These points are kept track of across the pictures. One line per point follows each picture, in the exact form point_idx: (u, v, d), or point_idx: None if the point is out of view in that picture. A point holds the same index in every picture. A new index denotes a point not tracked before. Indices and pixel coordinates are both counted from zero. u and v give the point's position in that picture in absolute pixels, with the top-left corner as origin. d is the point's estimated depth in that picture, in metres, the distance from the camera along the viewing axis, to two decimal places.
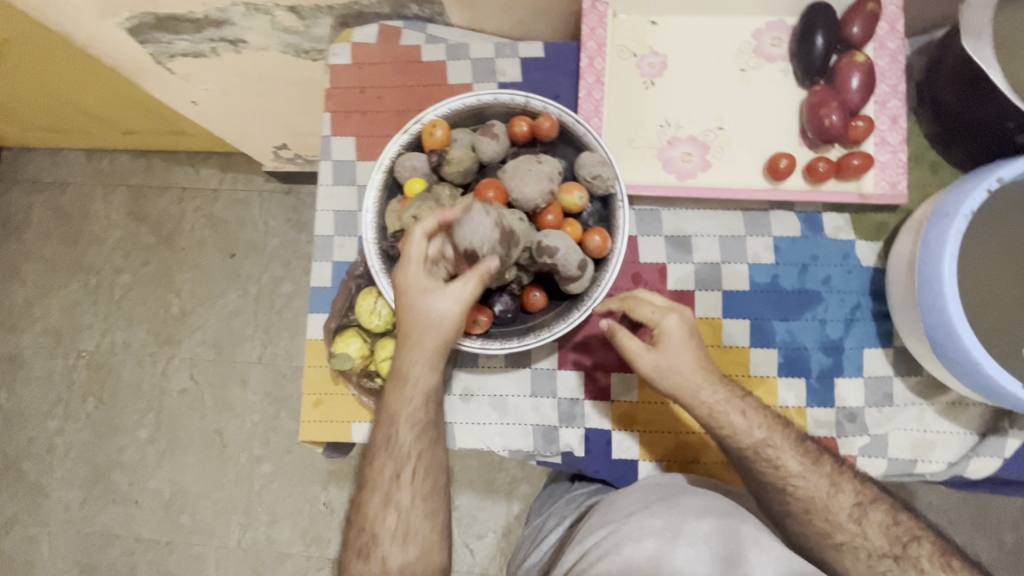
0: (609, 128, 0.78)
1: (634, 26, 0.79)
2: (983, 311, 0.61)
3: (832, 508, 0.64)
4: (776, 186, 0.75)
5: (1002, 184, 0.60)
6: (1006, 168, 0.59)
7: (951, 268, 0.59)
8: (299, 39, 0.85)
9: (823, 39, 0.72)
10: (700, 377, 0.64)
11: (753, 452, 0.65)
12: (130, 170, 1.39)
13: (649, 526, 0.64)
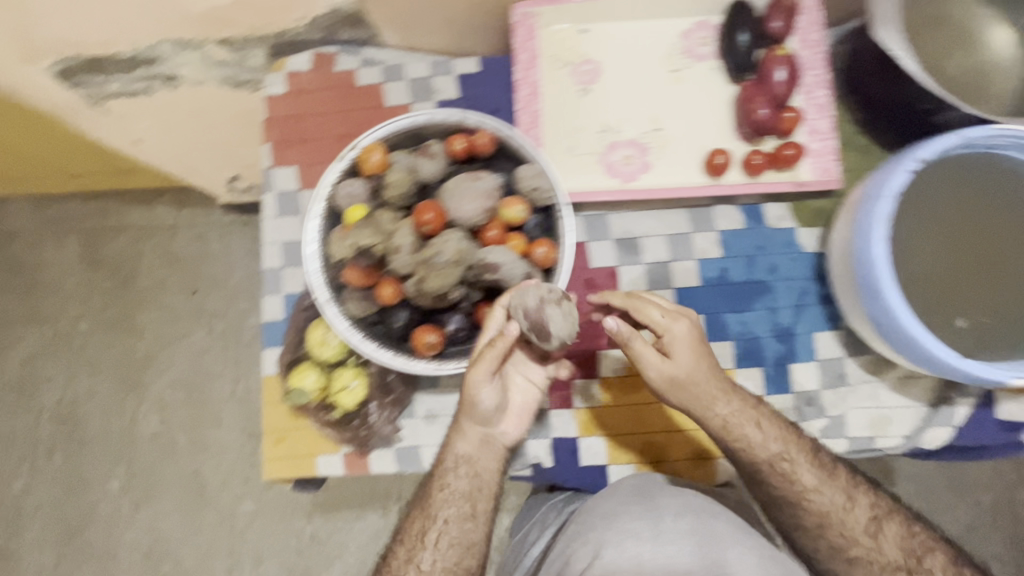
0: (549, 137, 0.78)
1: (566, 36, 0.80)
2: (918, 287, 0.63)
3: (848, 523, 0.66)
4: (716, 181, 0.76)
5: (923, 163, 0.62)
6: (925, 147, 0.61)
7: (882, 249, 0.61)
8: (234, 71, 0.84)
9: (745, 36, 0.75)
10: (714, 390, 0.65)
11: (769, 465, 0.66)
12: (81, 215, 1.33)
13: (629, 528, 0.65)
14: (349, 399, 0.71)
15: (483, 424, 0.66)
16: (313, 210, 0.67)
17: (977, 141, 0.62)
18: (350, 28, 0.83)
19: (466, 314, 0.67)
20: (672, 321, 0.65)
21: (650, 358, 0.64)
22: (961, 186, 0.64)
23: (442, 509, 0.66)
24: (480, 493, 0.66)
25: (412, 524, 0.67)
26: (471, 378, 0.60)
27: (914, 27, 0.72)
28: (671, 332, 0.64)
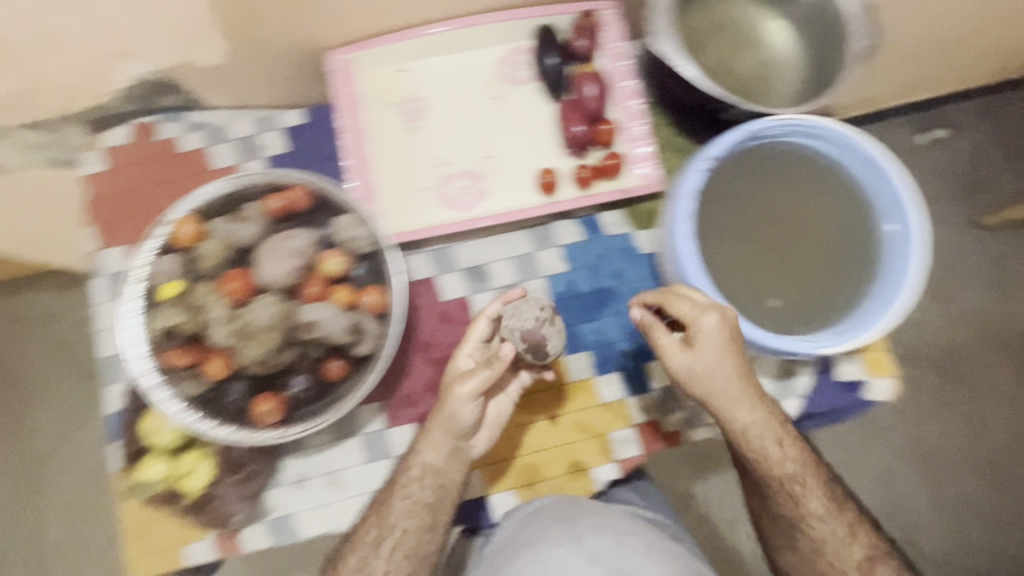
0: (384, 180, 0.79)
1: (387, 77, 0.81)
2: (728, 276, 0.68)
3: (842, 555, 0.63)
4: (551, 198, 0.78)
5: (713, 161, 0.66)
6: (712, 146, 0.65)
7: (688, 247, 0.64)
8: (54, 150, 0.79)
9: (552, 59, 0.78)
10: (736, 392, 0.60)
11: (781, 484, 0.63)
12: None
13: (566, 551, 0.59)
14: (195, 484, 0.68)
15: (458, 436, 0.63)
16: (128, 292, 0.64)
17: (761, 133, 0.67)
18: (166, 95, 0.80)
19: (310, 374, 0.65)
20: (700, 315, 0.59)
21: (675, 353, 0.59)
22: (759, 174, 0.69)
23: (399, 516, 0.62)
24: (444, 504, 0.63)
25: (366, 531, 0.63)
26: (451, 398, 0.61)
27: (701, 35, 0.78)
28: (699, 328, 0.58)
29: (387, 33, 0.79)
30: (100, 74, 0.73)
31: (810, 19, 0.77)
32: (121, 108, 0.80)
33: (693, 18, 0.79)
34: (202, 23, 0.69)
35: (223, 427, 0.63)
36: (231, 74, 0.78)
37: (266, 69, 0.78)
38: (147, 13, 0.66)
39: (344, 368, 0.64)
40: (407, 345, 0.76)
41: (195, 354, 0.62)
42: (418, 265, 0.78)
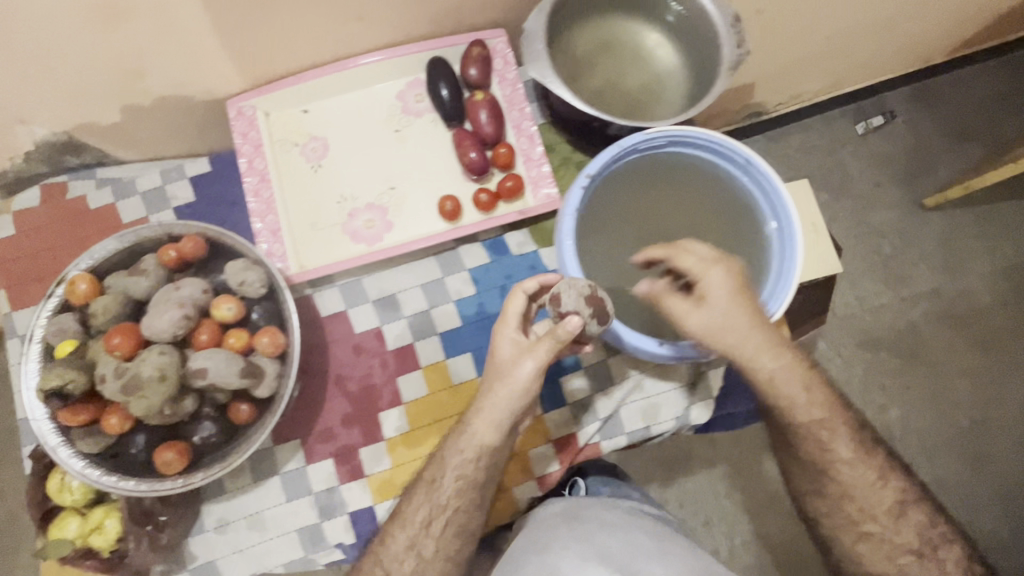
0: (290, 220, 0.80)
1: (288, 119, 0.83)
2: (621, 288, 0.70)
3: (875, 501, 0.67)
4: (455, 225, 0.80)
5: (593, 179, 0.68)
6: (590, 165, 0.67)
7: (574, 265, 0.66)
8: None
9: (446, 89, 0.80)
10: (757, 338, 0.62)
11: (811, 430, 0.66)
12: None
13: (610, 542, 0.69)
14: (104, 540, 0.66)
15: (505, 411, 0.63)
16: (28, 352, 0.64)
17: (638, 145, 0.69)
18: (73, 154, 0.81)
19: (215, 419, 0.66)
20: (708, 269, 0.61)
21: (691, 312, 0.61)
22: (644, 183, 0.72)
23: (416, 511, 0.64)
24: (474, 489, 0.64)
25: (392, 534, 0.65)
26: (500, 348, 0.63)
27: (589, 55, 0.80)
28: (709, 282, 0.60)
29: (283, 76, 0.80)
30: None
31: (691, 23, 0.77)
32: (28, 170, 0.81)
33: (580, 38, 0.80)
34: (94, 83, 0.70)
35: (127, 480, 0.63)
36: (136, 127, 0.80)
37: (171, 120, 0.80)
38: (34, 79, 0.67)
39: (251, 411, 0.66)
40: (324, 380, 0.77)
41: (89, 411, 0.61)
42: (328, 300, 0.79)
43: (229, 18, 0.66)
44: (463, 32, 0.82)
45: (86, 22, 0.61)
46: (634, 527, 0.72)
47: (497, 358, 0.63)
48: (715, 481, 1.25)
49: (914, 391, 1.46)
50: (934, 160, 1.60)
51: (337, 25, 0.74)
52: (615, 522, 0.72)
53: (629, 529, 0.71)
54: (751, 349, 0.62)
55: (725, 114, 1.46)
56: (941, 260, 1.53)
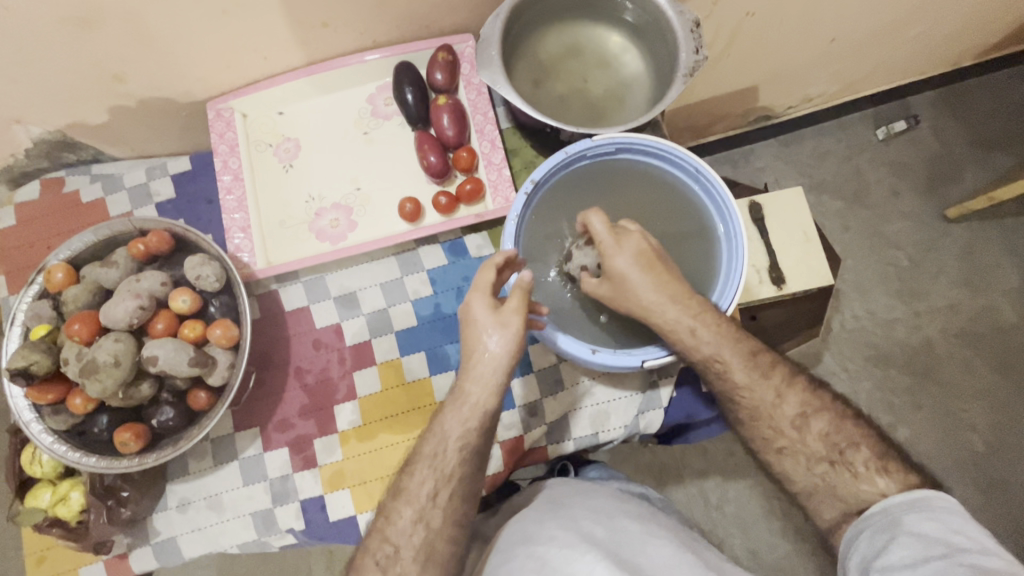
0: (260, 218, 0.84)
1: (265, 121, 0.86)
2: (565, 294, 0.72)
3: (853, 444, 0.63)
4: (415, 226, 0.82)
5: (539, 184, 0.71)
6: (535, 171, 0.71)
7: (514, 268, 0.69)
8: None
9: (412, 92, 0.81)
10: (662, 296, 0.65)
11: (705, 365, 0.66)
12: None
13: (596, 530, 0.64)
14: (69, 510, 0.72)
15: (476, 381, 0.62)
16: (9, 334, 0.70)
17: (586, 151, 0.71)
18: (70, 151, 0.88)
19: (172, 404, 0.69)
20: (612, 248, 0.65)
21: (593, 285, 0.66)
22: (596, 189, 0.74)
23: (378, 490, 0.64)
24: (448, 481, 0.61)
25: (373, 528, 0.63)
26: (475, 333, 0.61)
27: (554, 61, 0.80)
28: (612, 256, 0.65)
29: (259, 80, 0.84)
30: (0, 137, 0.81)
31: (651, 26, 0.77)
32: (30, 166, 0.87)
33: (545, 43, 0.80)
34: (77, 85, 0.75)
35: (89, 456, 0.68)
36: (123, 127, 0.85)
37: (156, 120, 0.85)
38: (23, 83, 0.73)
39: (208, 399, 0.69)
40: (283, 372, 0.80)
41: (56, 391, 0.67)
42: (291, 295, 0.82)
43: (196, 23, 0.70)
44: (431, 37, 0.84)
45: (62, 29, 0.66)
46: (619, 514, 0.68)
47: (472, 341, 0.62)
48: (696, 492, 1.23)
49: (927, 411, 1.37)
50: (960, 168, 1.51)
51: (302, 30, 0.76)
52: (599, 508, 0.68)
53: (614, 516, 0.67)
54: (653, 300, 0.65)
55: (729, 118, 1.39)
56: (963, 274, 1.45)
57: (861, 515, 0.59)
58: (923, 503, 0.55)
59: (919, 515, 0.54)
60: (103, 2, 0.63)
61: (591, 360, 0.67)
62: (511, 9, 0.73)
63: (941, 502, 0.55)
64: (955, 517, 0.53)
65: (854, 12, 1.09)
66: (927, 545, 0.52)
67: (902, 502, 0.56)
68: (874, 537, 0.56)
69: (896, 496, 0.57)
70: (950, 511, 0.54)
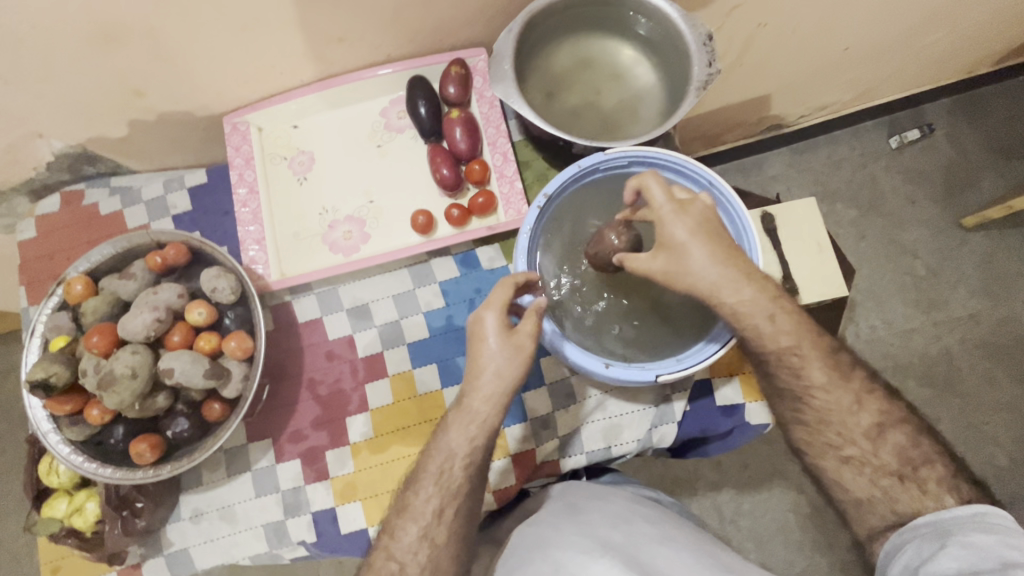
0: (275, 230, 0.84)
1: (279, 134, 0.87)
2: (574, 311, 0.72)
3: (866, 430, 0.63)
4: (428, 238, 0.82)
5: (551, 199, 0.71)
6: (547, 185, 0.70)
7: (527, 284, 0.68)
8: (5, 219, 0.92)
9: (425, 106, 0.82)
10: (723, 274, 0.60)
11: (777, 355, 0.63)
12: None
13: (611, 536, 0.63)
14: (85, 521, 0.73)
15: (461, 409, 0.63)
16: (28, 345, 0.71)
17: (599, 165, 0.71)
18: (90, 164, 0.89)
19: (186, 416, 0.70)
20: (668, 215, 0.61)
21: (644, 261, 0.62)
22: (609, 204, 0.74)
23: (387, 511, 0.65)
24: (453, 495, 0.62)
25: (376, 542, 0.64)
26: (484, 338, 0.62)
27: (567, 74, 0.81)
28: (667, 227, 0.61)
29: (275, 95, 0.85)
30: (23, 151, 0.82)
31: (663, 39, 0.77)
32: (51, 179, 0.89)
33: (558, 56, 0.80)
34: (99, 101, 0.77)
35: (105, 467, 0.68)
36: (142, 141, 0.87)
37: (174, 134, 0.87)
38: (48, 99, 0.74)
39: (222, 410, 0.70)
40: (296, 383, 0.80)
41: (73, 402, 0.67)
42: (305, 307, 0.83)
43: (215, 39, 0.71)
44: (445, 51, 0.85)
45: (87, 45, 0.67)
46: (636, 518, 0.67)
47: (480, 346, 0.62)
48: (710, 505, 1.21)
49: (946, 423, 1.35)
50: (978, 176, 1.49)
51: (317, 45, 0.77)
52: (615, 513, 0.67)
53: (631, 521, 0.66)
54: (717, 278, 0.60)
55: (741, 127, 1.39)
56: (982, 283, 1.42)
57: (908, 523, 0.57)
58: (977, 518, 0.54)
59: (972, 529, 0.53)
60: (126, 21, 0.65)
61: (606, 374, 0.66)
62: (524, 24, 0.73)
63: (997, 516, 0.53)
64: (1012, 532, 0.52)
65: (868, 20, 1.08)
66: (982, 560, 0.50)
67: (960, 516, 0.54)
68: (922, 545, 0.55)
69: (949, 509, 0.55)
70: (1006, 527, 0.52)
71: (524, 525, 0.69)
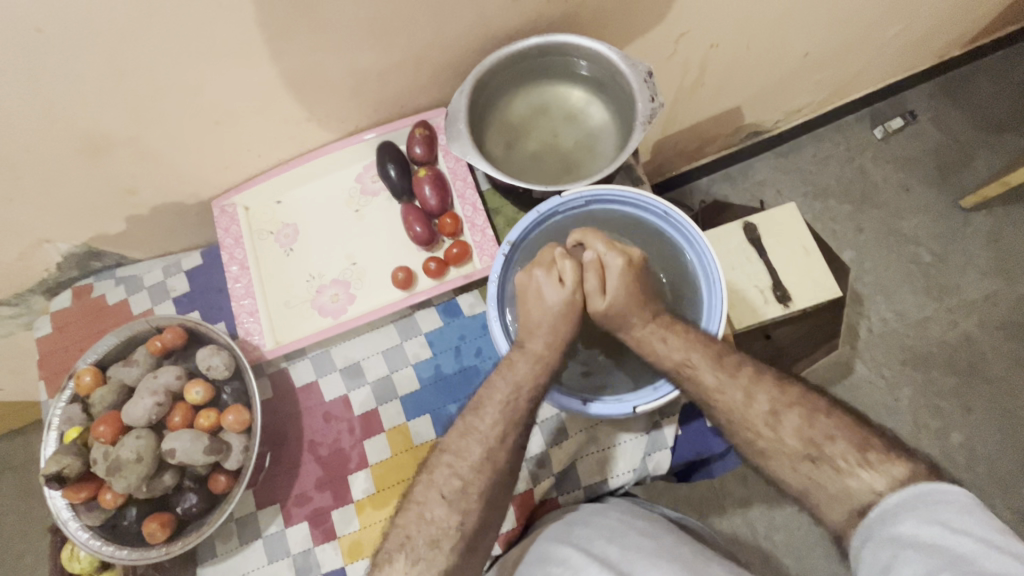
0: (267, 301, 0.89)
1: (264, 211, 0.92)
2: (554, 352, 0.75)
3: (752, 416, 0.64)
4: (411, 292, 0.86)
5: (515, 245, 0.74)
6: (510, 233, 0.74)
7: (499, 327, 0.72)
8: (29, 316, 1.00)
9: (394, 168, 0.86)
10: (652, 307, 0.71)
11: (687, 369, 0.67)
12: (10, 453, 1.29)
13: (607, 551, 0.62)
14: None
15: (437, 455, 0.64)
16: (46, 438, 0.75)
17: (558, 207, 0.75)
18: (96, 259, 0.96)
19: (195, 491, 0.73)
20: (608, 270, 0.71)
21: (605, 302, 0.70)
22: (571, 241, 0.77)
23: None
24: None
25: None
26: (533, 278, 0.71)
27: (524, 122, 0.85)
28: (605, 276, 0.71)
29: (255, 175, 0.90)
30: (34, 257, 0.89)
31: (608, 79, 0.81)
32: (63, 277, 0.96)
33: (514, 106, 0.84)
34: (95, 203, 0.83)
35: (121, 549, 0.71)
36: (140, 232, 0.93)
37: (168, 222, 0.93)
38: (49, 207, 0.81)
39: (227, 482, 0.73)
40: (298, 447, 0.83)
41: (88, 489, 0.71)
42: (301, 372, 0.87)
43: (192, 135, 0.77)
44: (409, 114, 0.89)
45: (77, 158, 0.74)
46: (634, 531, 0.65)
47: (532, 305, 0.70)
48: (741, 523, 1.18)
49: (977, 411, 1.29)
50: (969, 156, 1.48)
51: (288, 127, 0.83)
52: (611, 527, 0.66)
53: (628, 534, 0.64)
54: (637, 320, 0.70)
55: (718, 139, 1.38)
56: (991, 263, 1.39)
57: (859, 523, 0.55)
58: (921, 504, 0.52)
59: (918, 520, 0.51)
60: (110, 130, 0.72)
61: (584, 411, 0.69)
62: (473, 84, 0.77)
63: (940, 496, 0.52)
64: (958, 514, 0.50)
65: (827, 29, 1.09)
66: (932, 557, 0.48)
67: (899, 503, 0.53)
68: (877, 552, 0.52)
69: (894, 497, 0.54)
70: (952, 509, 0.50)
71: (525, 551, 0.69)
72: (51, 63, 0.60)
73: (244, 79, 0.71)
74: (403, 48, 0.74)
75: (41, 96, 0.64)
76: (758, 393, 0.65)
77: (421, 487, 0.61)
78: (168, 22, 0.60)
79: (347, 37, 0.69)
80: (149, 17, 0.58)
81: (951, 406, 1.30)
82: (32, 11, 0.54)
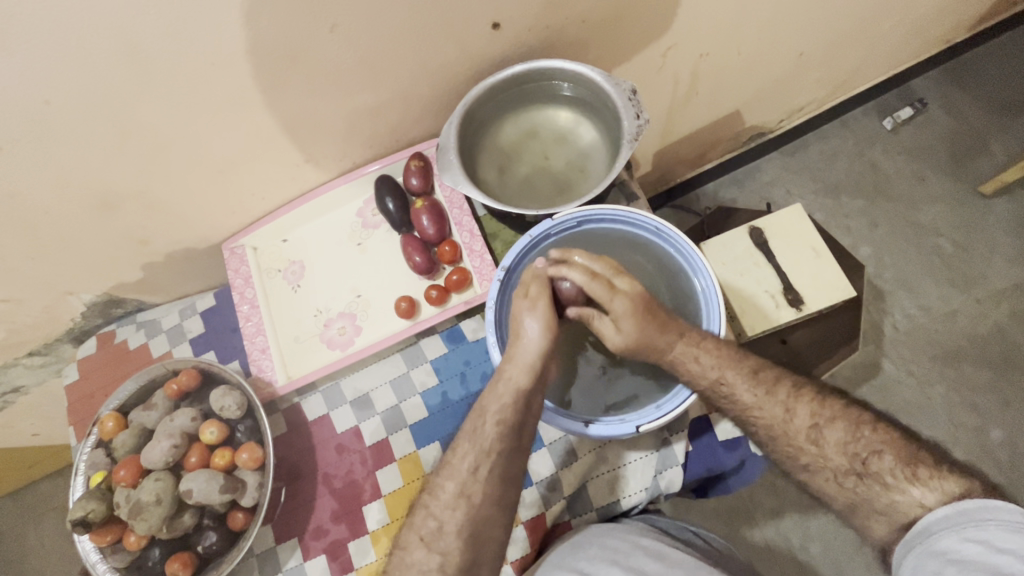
0: (278, 338, 0.91)
1: (271, 249, 0.95)
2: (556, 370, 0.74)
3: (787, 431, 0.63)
4: (415, 320, 0.88)
5: (510, 270, 0.76)
6: (505, 258, 0.76)
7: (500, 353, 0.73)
8: (57, 363, 1.04)
9: (392, 201, 0.89)
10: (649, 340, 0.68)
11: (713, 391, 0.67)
12: (53, 493, 1.35)
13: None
14: None
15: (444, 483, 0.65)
16: (73, 483, 0.79)
17: (551, 230, 0.76)
18: (117, 306, 1.00)
19: (214, 529, 0.75)
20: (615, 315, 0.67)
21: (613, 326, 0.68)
22: None
23: None
24: None
25: None
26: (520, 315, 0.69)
27: (515, 147, 0.87)
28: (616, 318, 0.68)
29: (262, 216, 0.93)
30: (58, 309, 0.94)
31: (593, 98, 0.82)
32: (87, 325, 1.00)
33: (504, 131, 0.86)
34: (112, 255, 0.87)
35: None
36: (156, 278, 0.97)
37: (182, 266, 0.97)
38: (68, 261, 0.85)
39: (245, 518, 0.75)
40: (313, 481, 0.85)
41: (113, 532, 0.74)
42: (313, 405, 0.89)
43: (197, 184, 0.81)
44: (404, 147, 0.91)
45: (91, 214, 0.78)
46: (639, 552, 0.64)
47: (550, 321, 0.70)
48: (774, 534, 1.14)
49: (1016, 405, 1.23)
50: (984, 140, 1.43)
51: (287, 169, 0.85)
52: (615, 547, 0.65)
53: (631, 555, 0.63)
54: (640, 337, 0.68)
55: (721, 143, 1.36)
56: (1017, 249, 1.34)
57: (905, 537, 0.55)
58: (965, 520, 0.51)
59: (963, 537, 0.51)
60: (121, 186, 0.76)
61: (589, 432, 0.69)
62: (462, 116, 0.79)
63: (985, 515, 0.50)
64: (1000, 532, 0.49)
65: (819, 27, 1.08)
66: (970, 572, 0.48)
67: (943, 518, 0.53)
68: (921, 564, 0.53)
69: (935, 513, 0.53)
70: (994, 527, 0.49)
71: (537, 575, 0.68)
72: (59, 131, 0.64)
73: (242, 129, 0.74)
74: (392, 87, 0.77)
75: (52, 161, 0.68)
76: (799, 407, 0.64)
77: (428, 513, 0.62)
78: (163, 81, 0.63)
79: (337, 82, 0.72)
80: (146, 80, 0.62)
81: (988, 400, 1.24)
82: (39, 86, 0.58)
